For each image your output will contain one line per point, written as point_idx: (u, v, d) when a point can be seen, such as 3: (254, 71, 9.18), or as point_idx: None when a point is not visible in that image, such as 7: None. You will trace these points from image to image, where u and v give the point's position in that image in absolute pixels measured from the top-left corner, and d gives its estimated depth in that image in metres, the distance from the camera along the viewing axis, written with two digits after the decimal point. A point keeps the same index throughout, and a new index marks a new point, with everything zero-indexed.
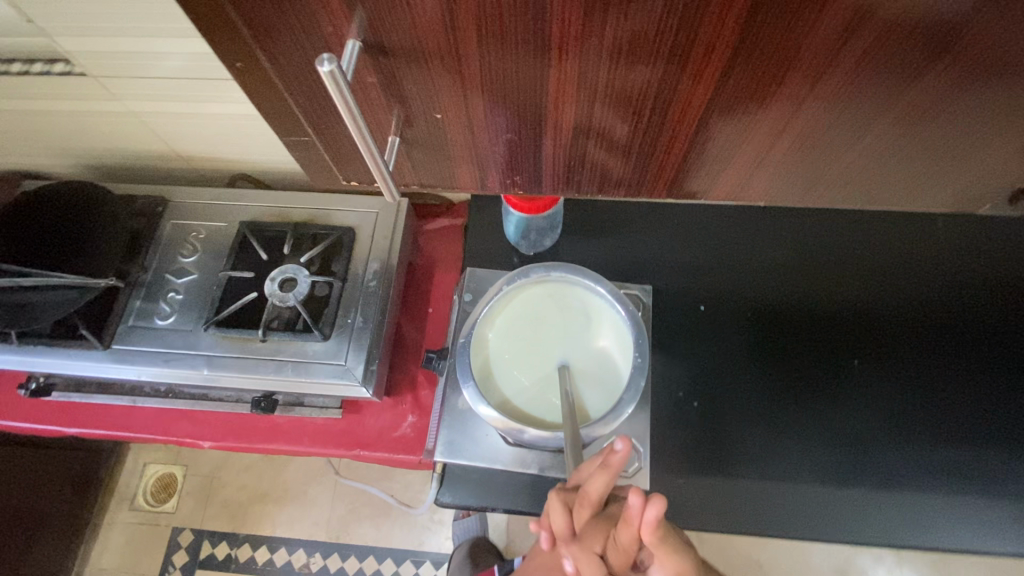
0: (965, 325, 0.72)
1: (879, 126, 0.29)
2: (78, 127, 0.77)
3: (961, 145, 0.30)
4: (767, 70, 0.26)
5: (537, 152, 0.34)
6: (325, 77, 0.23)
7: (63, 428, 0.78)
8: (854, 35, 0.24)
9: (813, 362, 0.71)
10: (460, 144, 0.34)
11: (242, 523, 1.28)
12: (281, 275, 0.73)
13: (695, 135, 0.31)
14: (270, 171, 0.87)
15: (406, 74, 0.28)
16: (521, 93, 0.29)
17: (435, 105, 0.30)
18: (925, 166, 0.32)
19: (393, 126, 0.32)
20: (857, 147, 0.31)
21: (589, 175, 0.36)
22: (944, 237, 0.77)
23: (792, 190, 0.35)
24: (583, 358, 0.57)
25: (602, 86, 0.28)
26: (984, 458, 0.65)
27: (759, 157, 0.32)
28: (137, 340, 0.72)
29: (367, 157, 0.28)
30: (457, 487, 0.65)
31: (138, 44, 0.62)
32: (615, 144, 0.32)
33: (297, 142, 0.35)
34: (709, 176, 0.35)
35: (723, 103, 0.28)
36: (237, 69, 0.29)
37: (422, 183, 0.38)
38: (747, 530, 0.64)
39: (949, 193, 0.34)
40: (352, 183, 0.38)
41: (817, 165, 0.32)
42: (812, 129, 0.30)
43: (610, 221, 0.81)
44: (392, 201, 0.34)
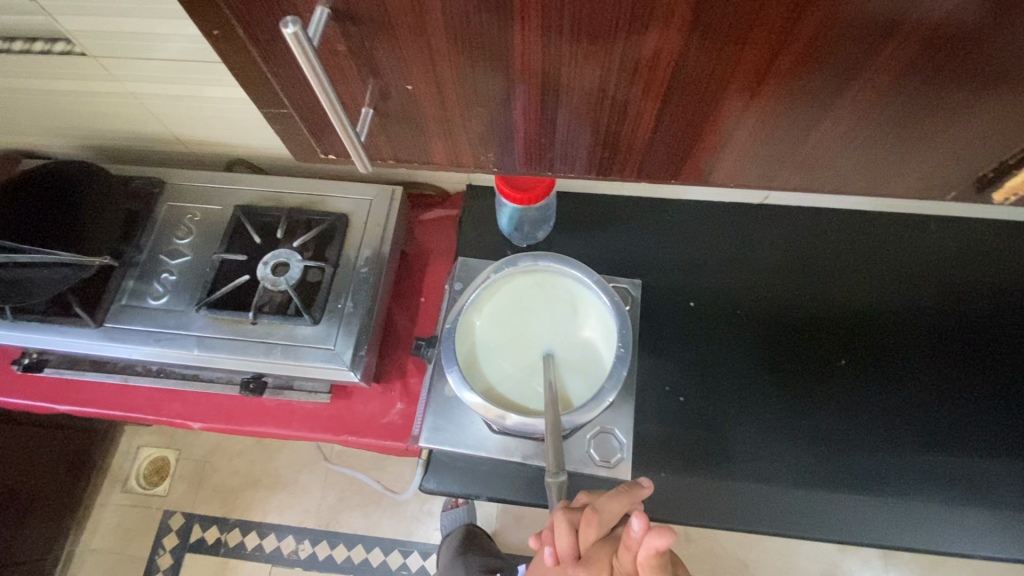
0: (947, 326, 0.72)
1: (839, 111, 0.30)
2: (78, 107, 0.78)
3: (919, 132, 0.30)
4: (724, 51, 0.27)
5: (509, 126, 0.34)
6: (289, 40, 0.23)
7: (55, 405, 0.79)
8: (805, 17, 0.24)
9: (794, 357, 0.72)
10: (433, 118, 0.34)
11: (232, 508, 1.29)
12: (274, 260, 0.73)
13: (660, 113, 0.31)
14: (268, 157, 0.88)
15: (376, 45, 0.29)
16: (488, 66, 0.29)
17: (406, 77, 0.31)
18: (886, 151, 0.32)
19: (368, 97, 0.33)
20: (819, 132, 0.31)
21: (560, 151, 0.36)
22: (931, 239, 0.77)
23: (758, 171, 0.36)
24: (567, 346, 0.58)
25: (566, 61, 0.28)
26: (961, 458, 0.65)
27: (724, 138, 0.33)
28: (130, 319, 0.72)
29: (337, 125, 0.29)
30: (442, 473, 0.66)
31: (137, 25, 0.62)
32: (585, 123, 0.33)
33: (276, 114, 0.35)
34: (679, 158, 0.35)
35: (685, 83, 0.29)
36: (213, 36, 0.29)
37: (398, 158, 0.39)
38: (727, 524, 0.64)
39: (915, 179, 0.34)
40: (329, 156, 0.38)
41: (779, 146, 0.33)
42: (774, 112, 0.30)
43: (603, 215, 0.82)
44: (365, 172, 0.34)
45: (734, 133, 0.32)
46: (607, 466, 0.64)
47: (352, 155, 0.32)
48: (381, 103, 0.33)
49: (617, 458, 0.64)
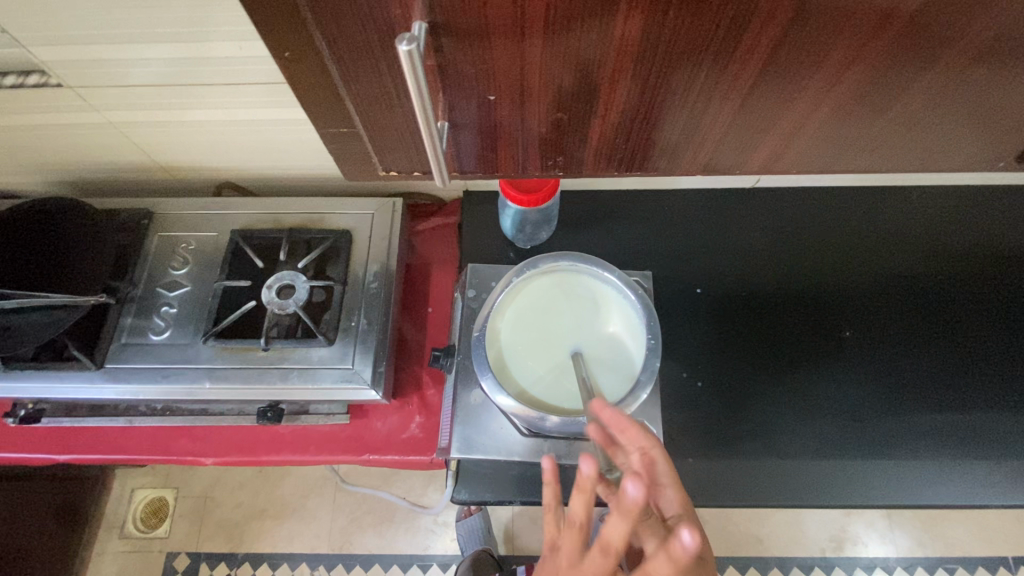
0: (950, 288, 0.76)
1: (912, 94, 0.31)
2: (52, 141, 0.74)
3: (979, 106, 0.32)
4: (816, 50, 0.27)
5: (583, 133, 0.35)
6: (405, 58, 0.23)
7: (54, 455, 0.75)
8: (896, 13, 0.25)
9: (811, 332, 0.74)
10: (506, 129, 0.34)
11: (240, 542, 1.25)
12: (278, 283, 0.71)
13: (738, 111, 0.32)
14: (256, 177, 0.86)
15: (465, 59, 0.28)
16: (574, 76, 0.29)
17: (489, 87, 0.30)
18: (946, 124, 0.34)
19: (441, 112, 0.32)
20: (885, 115, 0.33)
21: (629, 152, 0.37)
22: (921, 207, 0.81)
23: (821, 156, 0.37)
24: (595, 344, 0.58)
25: (656, 67, 0.29)
26: (983, 413, 0.68)
27: (796, 130, 0.34)
28: (132, 357, 0.69)
29: (426, 139, 0.29)
30: (475, 484, 0.65)
31: (117, 51, 0.60)
32: (660, 125, 0.34)
33: (335, 134, 0.34)
34: (744, 153, 0.36)
35: (767, 83, 0.30)
36: (284, 58, 0.28)
37: (462, 169, 0.39)
38: (762, 502, 0.65)
39: (967, 146, 0.36)
40: (389, 173, 0.38)
41: (847, 133, 0.34)
42: (849, 102, 0.31)
43: (603, 210, 0.83)
44: (441, 186, 0.34)
45: (805, 127, 0.33)
46: None
47: (431, 167, 0.32)
48: (457, 115, 0.33)
49: None
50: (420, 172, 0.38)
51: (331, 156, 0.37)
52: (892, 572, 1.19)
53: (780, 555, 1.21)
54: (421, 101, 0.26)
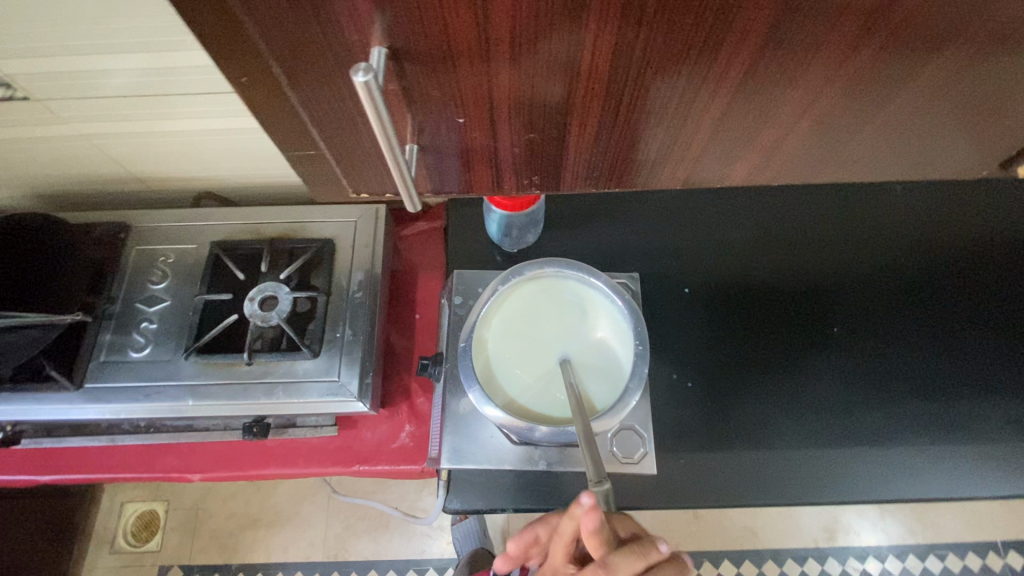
0: (936, 282, 0.76)
1: (898, 103, 0.30)
2: (21, 155, 0.72)
3: (964, 111, 0.31)
4: (797, 63, 0.27)
5: (561, 150, 0.34)
6: (360, 89, 0.22)
7: (35, 477, 0.73)
8: (874, 25, 0.25)
9: (799, 330, 0.74)
10: (480, 148, 0.33)
11: (233, 553, 1.24)
12: (260, 295, 0.70)
13: (719, 125, 0.31)
14: (236, 186, 0.84)
15: (431, 82, 0.27)
16: (548, 95, 0.28)
17: (459, 109, 0.29)
18: (933, 130, 0.33)
19: (410, 134, 0.31)
20: (871, 125, 0.32)
21: (609, 168, 0.36)
22: (905, 202, 0.81)
23: (807, 167, 0.36)
24: (583, 351, 0.58)
25: (631, 84, 0.28)
26: (972, 407, 0.69)
27: (778, 142, 0.33)
28: (112, 375, 0.68)
29: (391, 166, 0.28)
30: (467, 492, 0.64)
31: (83, 62, 0.58)
32: (639, 141, 0.33)
33: (301, 157, 0.33)
34: (727, 167, 0.36)
35: (749, 98, 0.29)
36: (240, 83, 0.27)
37: (436, 190, 0.38)
38: (754, 502, 0.65)
39: (953, 151, 0.36)
40: (361, 194, 0.37)
41: (831, 143, 0.34)
42: (832, 114, 0.31)
43: (590, 212, 0.82)
44: (414, 210, 0.33)
45: (788, 140, 0.33)
46: (632, 462, 0.66)
47: (400, 191, 0.31)
48: (427, 137, 0.32)
49: (639, 454, 0.66)
50: (393, 194, 0.37)
51: (299, 177, 0.35)
52: (884, 560, 1.20)
53: (774, 548, 1.22)
54: (383, 128, 0.25)
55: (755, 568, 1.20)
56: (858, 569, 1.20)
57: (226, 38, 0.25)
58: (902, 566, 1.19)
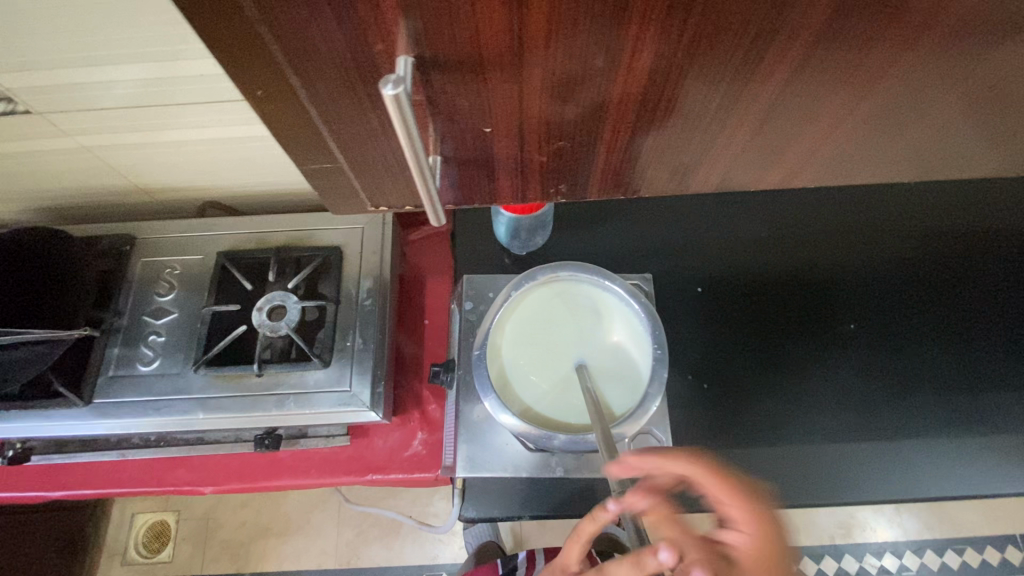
0: (956, 277, 0.75)
1: (943, 101, 0.29)
2: (25, 168, 0.71)
3: (1007, 106, 0.30)
4: (844, 64, 0.26)
5: (587, 156, 0.33)
6: (390, 101, 0.21)
7: (47, 493, 0.72)
8: (928, 22, 0.24)
9: (817, 327, 0.73)
10: (503, 158, 0.32)
11: (245, 562, 1.23)
12: (268, 305, 0.69)
13: (754, 129, 0.30)
14: (241, 195, 0.83)
15: (458, 92, 0.26)
16: (579, 102, 0.27)
17: (485, 119, 0.28)
18: (974, 127, 0.32)
19: (433, 144, 0.30)
20: (913, 124, 0.31)
21: (635, 174, 0.35)
22: (922, 196, 0.79)
23: (841, 169, 0.35)
24: (601, 356, 0.57)
25: (668, 89, 0.27)
26: (998, 401, 0.67)
27: (813, 145, 0.32)
28: (121, 390, 0.67)
29: (417, 179, 0.27)
30: (483, 501, 0.63)
31: (86, 74, 0.57)
32: (670, 147, 0.32)
33: (317, 170, 0.32)
34: (759, 171, 0.35)
35: (789, 100, 0.28)
36: (256, 97, 0.26)
37: (456, 202, 0.37)
38: (776, 504, 0.64)
39: (991, 148, 0.34)
40: (378, 207, 0.36)
41: (869, 144, 0.32)
42: (875, 114, 0.30)
43: (599, 212, 0.80)
44: (438, 224, 0.32)
45: (826, 143, 0.32)
46: None
47: (424, 206, 0.30)
48: (449, 148, 0.31)
49: None
50: (413, 206, 0.36)
51: (314, 190, 0.34)
52: (901, 556, 1.19)
53: None
54: (411, 142, 0.24)
55: None
56: (875, 565, 1.18)
57: (248, 59, 0.24)
58: (920, 562, 1.18)
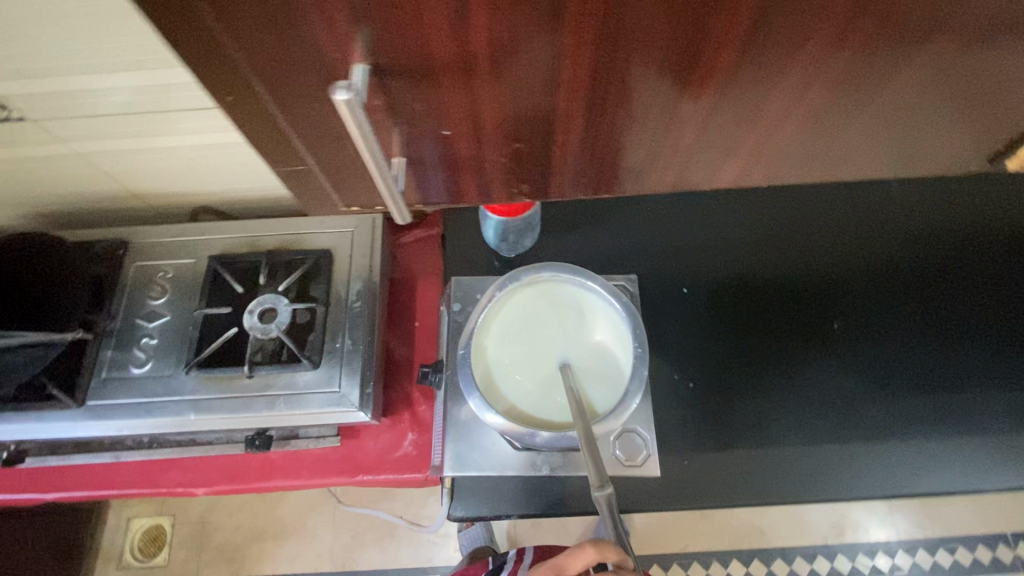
0: (935, 275, 0.76)
1: (882, 102, 0.31)
2: (19, 175, 0.72)
3: (951, 106, 0.32)
4: (781, 64, 0.27)
5: (548, 157, 0.34)
6: (341, 105, 0.23)
7: (40, 495, 0.73)
8: (854, 24, 0.25)
9: (798, 326, 0.74)
10: (467, 159, 0.33)
11: (240, 565, 1.24)
12: (259, 307, 0.70)
13: (705, 128, 0.32)
14: (234, 200, 0.84)
15: (415, 96, 0.28)
16: (534, 104, 0.29)
17: (444, 123, 0.30)
18: (922, 126, 0.33)
19: (398, 147, 0.31)
20: (861, 122, 0.32)
21: (599, 174, 0.36)
22: (902, 196, 0.81)
23: (799, 167, 0.36)
24: (581, 355, 0.58)
25: (616, 90, 0.28)
26: (973, 397, 0.68)
27: (766, 144, 0.33)
28: (113, 392, 0.68)
29: (376, 176, 0.28)
30: (470, 499, 0.64)
31: (79, 82, 0.58)
32: (623, 149, 0.33)
33: (291, 172, 0.33)
34: (714, 172, 0.36)
35: (731, 101, 0.29)
36: (225, 102, 0.28)
37: (427, 203, 0.38)
38: (759, 500, 0.65)
39: (944, 146, 0.36)
40: (352, 208, 0.37)
41: (822, 142, 0.34)
42: (817, 113, 0.31)
43: (586, 214, 0.82)
44: (404, 222, 0.33)
45: (774, 142, 0.33)
46: (635, 464, 0.66)
47: (388, 204, 0.31)
48: (414, 150, 0.32)
49: (642, 456, 0.66)
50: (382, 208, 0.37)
51: (290, 193, 0.35)
52: (894, 555, 1.19)
53: (783, 546, 1.21)
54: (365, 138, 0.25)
55: (764, 567, 1.19)
56: (868, 565, 1.19)
57: (206, 57, 0.24)
58: (912, 561, 1.19)
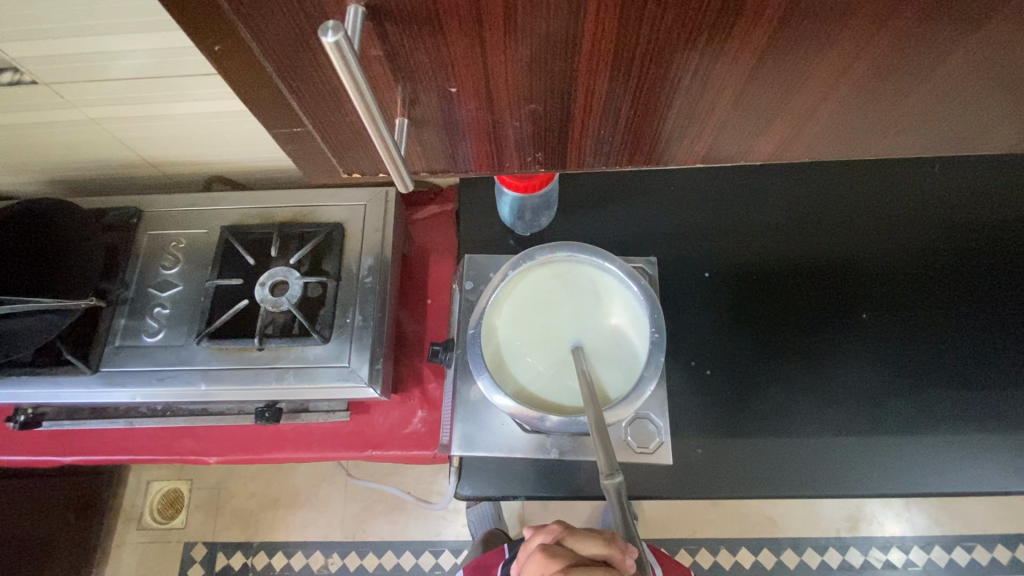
0: (975, 265, 0.72)
1: (943, 71, 0.28)
2: (34, 140, 0.72)
3: (1014, 81, 0.29)
4: (828, 29, 0.24)
5: (563, 121, 0.32)
6: (331, 50, 0.20)
7: (59, 457, 0.75)
8: None
9: (824, 312, 0.71)
10: (474, 121, 0.32)
11: (254, 531, 1.27)
12: (271, 280, 0.69)
13: (738, 96, 0.29)
14: (247, 170, 0.83)
15: (417, 48, 0.26)
16: (549, 66, 0.27)
17: (450, 81, 0.28)
18: (979, 100, 0.30)
19: (399, 107, 0.30)
20: (910, 95, 0.30)
21: (615, 143, 0.35)
22: (945, 180, 0.76)
23: (838, 140, 0.34)
24: (596, 336, 0.56)
25: (640, 50, 0.26)
26: (1008, 394, 0.65)
27: (803, 115, 0.31)
28: (127, 360, 0.68)
29: (377, 144, 0.27)
30: (478, 480, 0.63)
31: (90, 44, 0.57)
32: (646, 115, 0.31)
33: (287, 133, 0.34)
34: (749, 139, 0.34)
35: (773, 65, 0.27)
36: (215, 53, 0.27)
37: (432, 169, 0.38)
38: (774, 492, 0.63)
39: (1006, 120, 0.33)
40: (352, 174, 0.38)
41: (864, 115, 0.31)
42: (871, 79, 0.28)
43: (606, 193, 0.79)
44: (406, 191, 0.32)
45: (818, 111, 0.31)
46: (646, 451, 0.64)
47: (390, 173, 0.30)
48: (417, 110, 0.31)
49: (655, 443, 0.64)
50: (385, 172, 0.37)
51: (289, 155, 0.37)
52: (908, 551, 1.17)
53: (794, 536, 1.20)
54: (361, 98, 0.23)
55: (772, 556, 1.18)
56: (881, 559, 1.17)
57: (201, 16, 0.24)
58: (927, 558, 1.16)
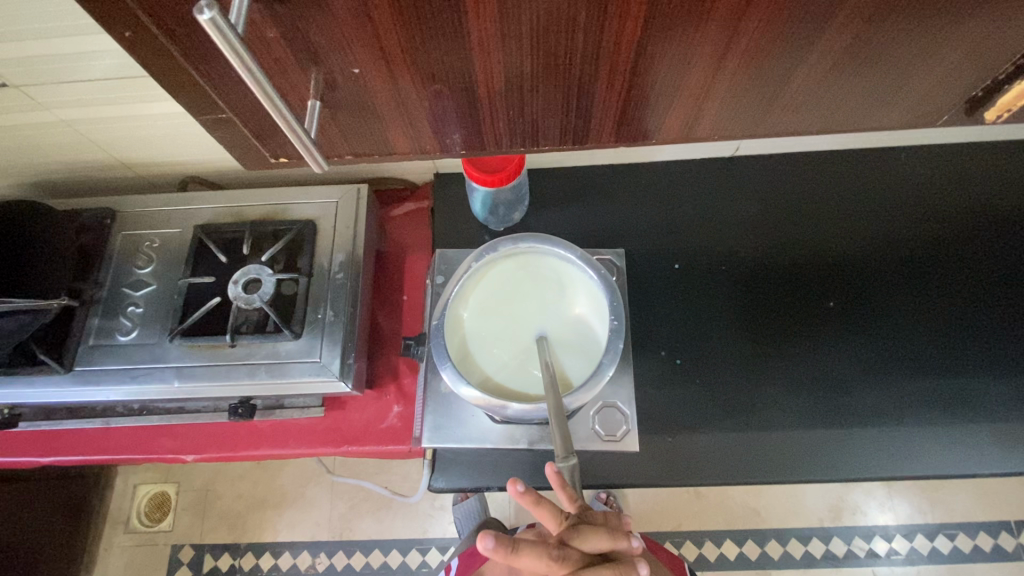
0: (939, 253, 0.73)
1: (830, 40, 0.30)
2: (7, 142, 0.72)
3: (909, 52, 0.31)
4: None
5: (472, 103, 0.35)
6: (207, 26, 0.22)
7: (36, 458, 0.75)
8: None
9: (789, 299, 0.72)
10: (389, 103, 0.35)
11: (242, 533, 1.27)
12: (244, 277, 0.69)
13: (637, 66, 0.32)
14: (222, 170, 0.84)
15: (312, 28, 0.28)
16: (442, 48, 0.30)
17: (352, 59, 0.31)
18: (876, 74, 0.33)
19: (314, 90, 0.33)
20: (801, 68, 0.32)
21: (528, 124, 0.38)
22: (910, 169, 0.77)
23: (751, 110, 0.37)
24: (558, 325, 0.57)
25: (526, 26, 0.29)
26: (973, 381, 0.66)
27: (708, 84, 0.34)
28: (101, 358, 0.69)
29: (283, 125, 0.30)
30: (451, 471, 0.63)
31: (58, 46, 0.57)
32: (549, 93, 0.34)
33: (214, 121, 0.37)
34: (664, 108, 0.37)
35: (660, 36, 0.30)
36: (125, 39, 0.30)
37: (355, 152, 0.41)
38: (743, 480, 0.64)
39: (923, 88, 0.35)
40: (279, 159, 0.41)
41: (764, 89, 0.34)
42: (761, 44, 0.30)
43: (577, 187, 0.80)
44: (320, 170, 0.35)
45: (717, 80, 0.33)
46: (614, 440, 0.65)
47: (305, 157, 0.34)
48: (328, 93, 0.34)
49: (621, 431, 0.65)
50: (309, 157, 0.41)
51: (218, 140, 0.40)
52: (891, 539, 1.18)
53: (778, 527, 1.20)
54: (250, 74, 0.26)
55: (757, 547, 1.19)
56: (864, 548, 1.18)
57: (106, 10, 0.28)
58: (910, 545, 1.18)
